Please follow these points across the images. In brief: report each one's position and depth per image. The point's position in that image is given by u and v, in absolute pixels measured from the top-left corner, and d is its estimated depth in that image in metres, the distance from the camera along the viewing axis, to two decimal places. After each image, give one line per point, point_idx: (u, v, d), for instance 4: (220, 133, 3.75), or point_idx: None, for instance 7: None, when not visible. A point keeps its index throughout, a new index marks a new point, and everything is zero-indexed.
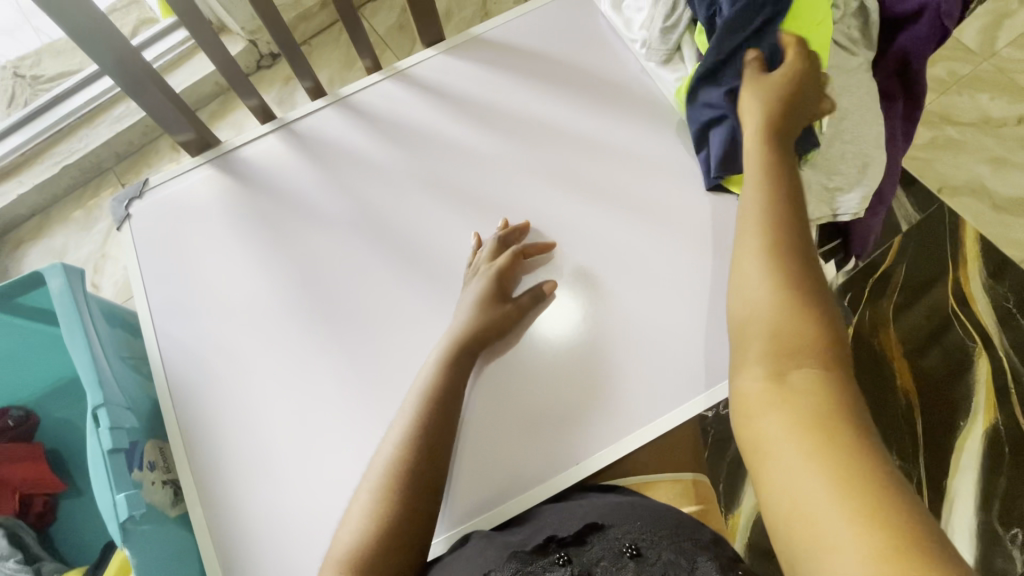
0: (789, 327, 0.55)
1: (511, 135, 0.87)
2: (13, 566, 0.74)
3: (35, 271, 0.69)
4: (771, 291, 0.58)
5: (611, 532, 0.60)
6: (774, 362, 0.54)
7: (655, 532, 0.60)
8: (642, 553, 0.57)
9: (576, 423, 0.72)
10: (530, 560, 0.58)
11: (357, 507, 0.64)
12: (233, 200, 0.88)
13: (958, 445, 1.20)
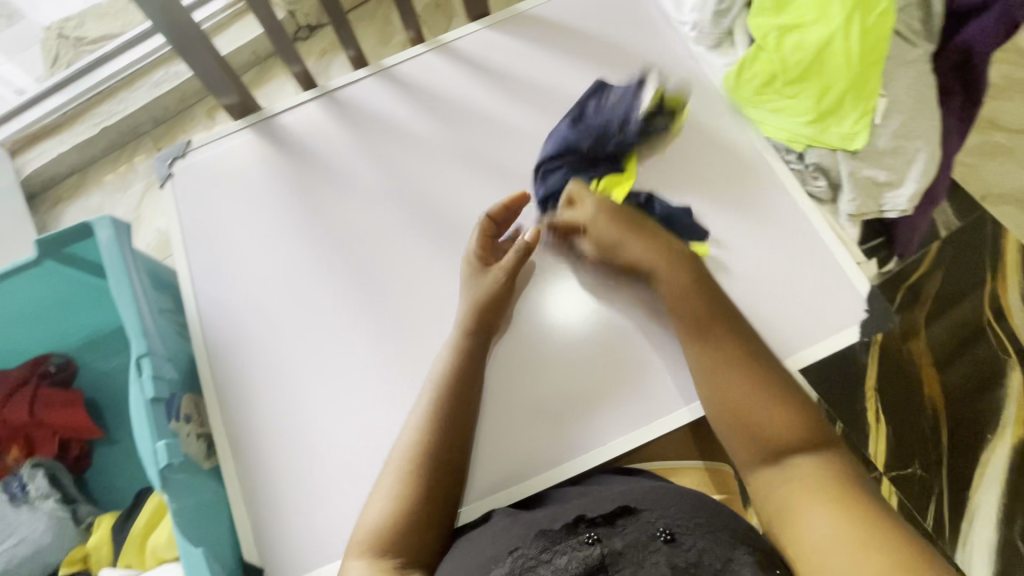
0: (762, 415, 0.61)
1: (552, 114, 0.86)
2: (53, 505, 0.76)
3: (84, 223, 0.70)
4: (740, 380, 0.63)
5: (644, 516, 0.58)
6: (765, 456, 0.61)
7: (691, 519, 0.58)
8: (677, 538, 0.55)
9: (598, 411, 0.72)
10: (558, 539, 0.57)
11: (384, 483, 0.66)
12: (273, 165, 0.89)
13: (982, 460, 1.17)
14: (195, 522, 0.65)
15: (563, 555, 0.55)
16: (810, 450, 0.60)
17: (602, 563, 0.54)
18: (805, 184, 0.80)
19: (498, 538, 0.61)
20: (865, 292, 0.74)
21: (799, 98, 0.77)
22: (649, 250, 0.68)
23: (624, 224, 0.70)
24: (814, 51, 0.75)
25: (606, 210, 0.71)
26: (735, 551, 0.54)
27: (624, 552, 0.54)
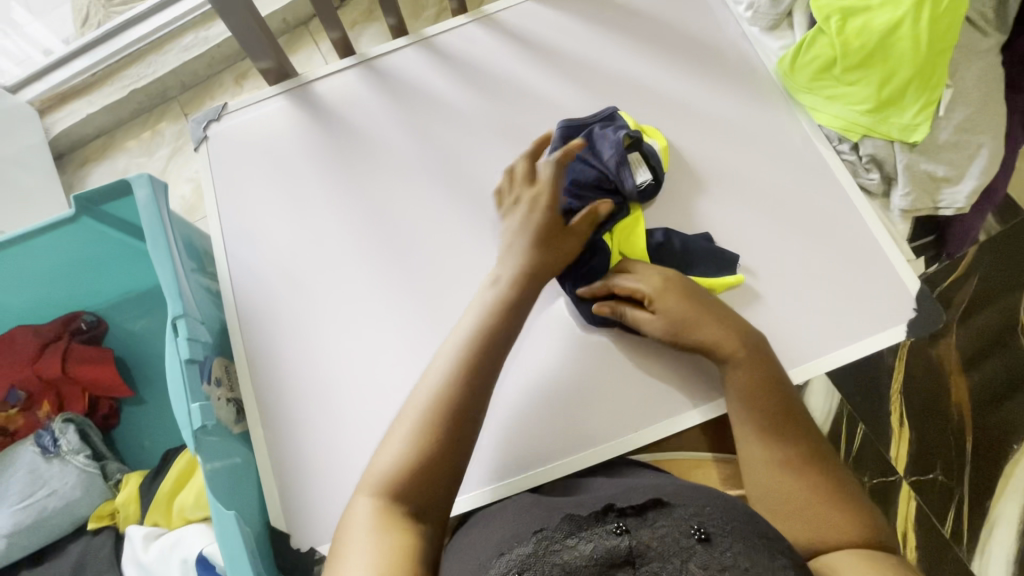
0: (805, 472, 0.58)
1: (596, 92, 0.84)
2: (83, 460, 0.77)
3: (122, 180, 0.70)
4: (782, 432, 0.59)
5: (678, 510, 0.53)
6: (806, 516, 0.56)
7: (726, 522, 0.51)
8: (712, 539, 0.50)
9: (623, 404, 0.71)
10: (584, 525, 0.52)
11: (399, 435, 0.58)
12: (309, 133, 0.87)
13: (1007, 468, 1.10)
14: (225, 484, 0.65)
15: (588, 543, 0.50)
16: (843, 500, 0.57)
17: (630, 557, 0.49)
18: (856, 176, 0.77)
19: (515, 526, 0.57)
20: (915, 291, 0.71)
21: (859, 85, 0.74)
22: (727, 338, 0.64)
23: (698, 309, 0.66)
24: (878, 38, 0.73)
25: (675, 289, 0.67)
26: (772, 556, 0.49)
27: (653, 547, 0.50)
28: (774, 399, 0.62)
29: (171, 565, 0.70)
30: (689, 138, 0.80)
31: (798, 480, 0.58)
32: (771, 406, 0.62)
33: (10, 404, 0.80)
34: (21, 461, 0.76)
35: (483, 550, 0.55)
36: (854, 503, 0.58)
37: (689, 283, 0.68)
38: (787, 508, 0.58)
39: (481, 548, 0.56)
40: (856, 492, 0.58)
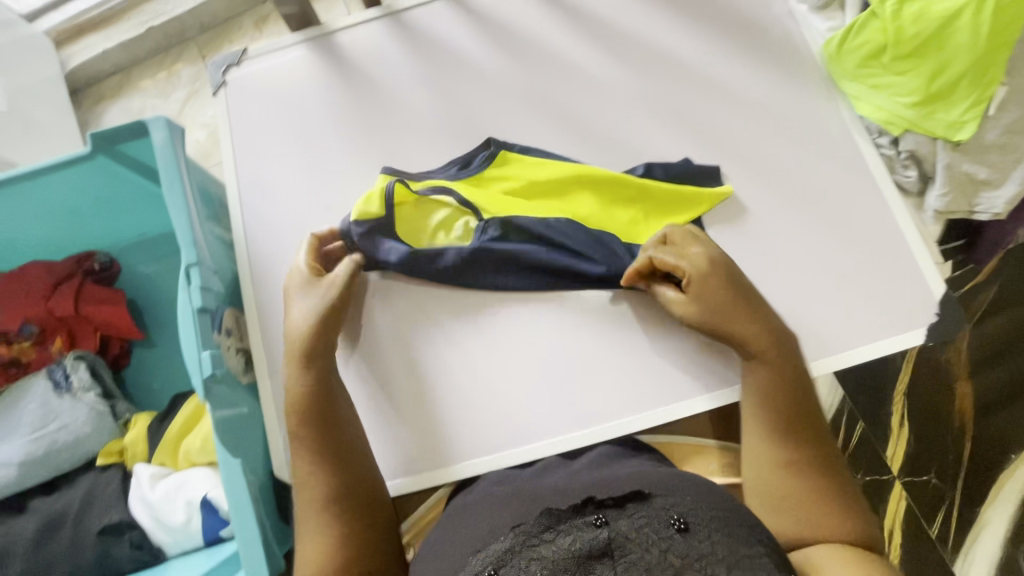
0: (798, 462, 0.57)
1: (629, 63, 0.81)
2: (93, 398, 0.78)
3: (139, 120, 0.69)
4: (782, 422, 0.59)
5: (656, 501, 0.50)
6: (793, 501, 0.56)
7: (706, 510, 0.49)
8: (690, 529, 0.47)
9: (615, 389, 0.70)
10: (564, 518, 0.49)
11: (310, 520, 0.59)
12: (330, 85, 0.84)
13: (1000, 478, 1.10)
14: (230, 434, 0.66)
15: (567, 536, 0.47)
16: (831, 498, 0.56)
17: (609, 548, 0.46)
18: (892, 172, 0.75)
19: (494, 518, 0.54)
20: (938, 296, 0.69)
21: (908, 76, 0.70)
22: (757, 333, 0.62)
23: (736, 297, 0.63)
24: (935, 26, 0.68)
25: (718, 272, 0.64)
26: (752, 549, 0.46)
27: (633, 538, 0.46)
28: (784, 395, 0.60)
29: (175, 506, 0.72)
30: (720, 120, 0.78)
31: (788, 477, 0.57)
32: (781, 405, 0.60)
33: (23, 336, 0.81)
34: (33, 394, 0.77)
35: (461, 545, 0.53)
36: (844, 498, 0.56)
37: (728, 263, 0.65)
38: (775, 501, 0.57)
39: (459, 542, 0.53)
40: (849, 492, 0.57)
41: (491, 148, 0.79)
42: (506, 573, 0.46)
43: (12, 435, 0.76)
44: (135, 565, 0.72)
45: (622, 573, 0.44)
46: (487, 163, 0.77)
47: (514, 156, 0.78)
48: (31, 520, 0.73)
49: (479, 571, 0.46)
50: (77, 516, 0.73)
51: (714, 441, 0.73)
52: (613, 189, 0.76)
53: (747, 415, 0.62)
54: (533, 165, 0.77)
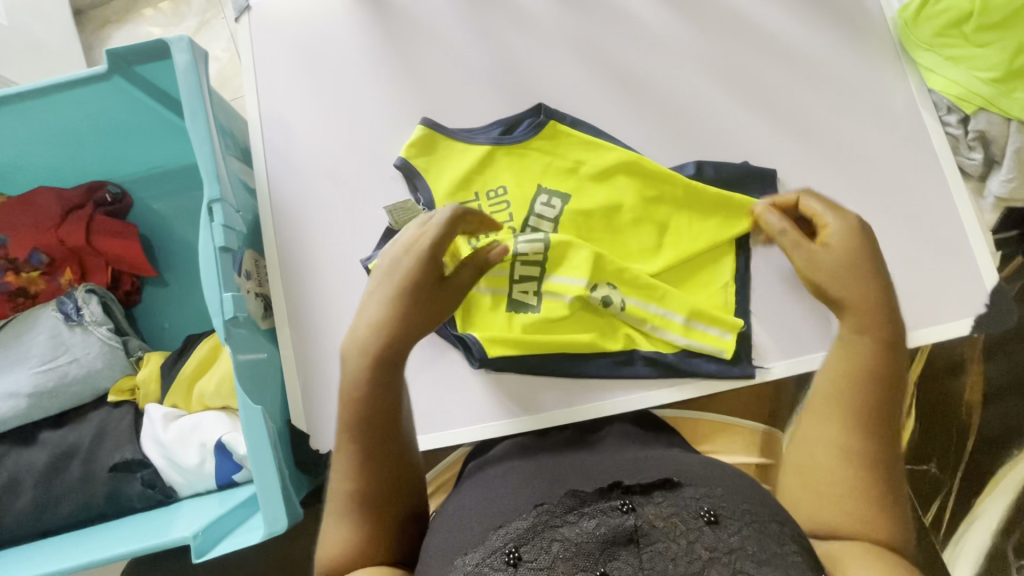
0: (858, 450, 0.44)
1: (688, 15, 0.75)
2: (104, 333, 0.75)
3: (161, 40, 0.64)
4: (857, 394, 0.45)
5: (687, 491, 0.45)
6: (831, 488, 0.44)
7: (739, 501, 0.44)
8: (721, 522, 0.42)
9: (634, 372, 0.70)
10: (588, 501, 0.45)
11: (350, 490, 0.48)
12: (363, 16, 0.78)
13: (997, 477, 1.04)
14: (251, 381, 0.64)
15: (591, 520, 0.43)
16: (886, 498, 0.43)
17: (634, 536, 0.42)
18: (956, 154, 0.71)
19: (512, 497, 0.48)
20: (992, 286, 0.67)
21: (992, 48, 0.68)
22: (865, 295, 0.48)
23: (867, 265, 0.50)
24: None
25: (864, 234, 0.52)
26: (784, 546, 0.41)
27: (660, 527, 0.43)
28: (879, 379, 0.45)
29: (189, 447, 0.70)
30: (783, 86, 0.72)
31: (855, 471, 0.43)
32: (865, 374, 0.45)
33: (31, 265, 0.77)
34: (43, 323, 0.75)
35: (473, 515, 0.47)
36: (897, 499, 0.43)
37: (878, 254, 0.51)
38: (819, 487, 0.44)
39: (474, 511, 0.48)
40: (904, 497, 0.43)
41: (539, 118, 0.72)
42: (525, 554, 0.42)
43: (20, 365, 0.73)
44: (146, 504, 0.70)
45: (647, 564, 0.41)
46: (531, 135, 0.71)
47: (564, 131, 0.71)
48: (42, 451, 0.71)
49: (496, 548, 0.42)
50: (88, 451, 0.71)
51: (759, 426, 0.70)
52: (657, 183, 0.70)
53: (817, 393, 0.48)
54: (577, 138, 0.71)
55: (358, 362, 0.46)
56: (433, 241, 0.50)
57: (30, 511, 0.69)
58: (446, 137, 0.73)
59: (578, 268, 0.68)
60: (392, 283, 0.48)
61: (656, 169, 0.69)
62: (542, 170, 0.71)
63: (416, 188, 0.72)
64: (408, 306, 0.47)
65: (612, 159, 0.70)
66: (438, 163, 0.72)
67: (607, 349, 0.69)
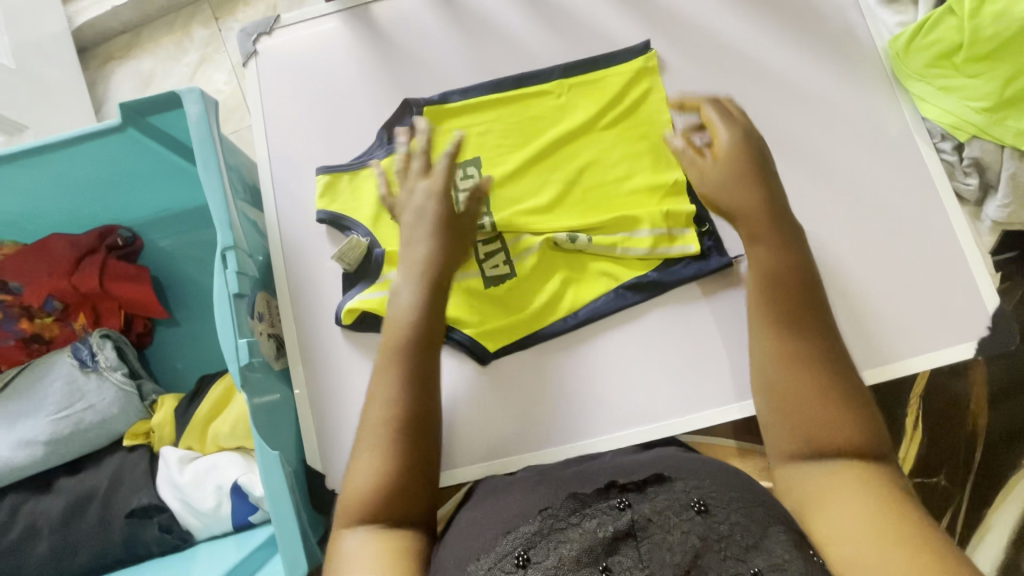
0: (790, 367, 0.51)
1: (685, 50, 0.77)
2: (120, 378, 0.76)
3: (172, 91, 0.65)
4: (764, 308, 0.55)
5: (677, 485, 0.48)
6: (793, 409, 0.50)
7: (726, 493, 0.47)
8: (710, 510, 0.44)
9: (647, 405, 0.69)
10: (588, 502, 0.47)
11: (366, 463, 0.50)
12: (367, 57, 0.80)
13: (1007, 488, 1.03)
14: (269, 417, 0.66)
15: (592, 520, 0.45)
16: (842, 387, 0.49)
17: (631, 531, 0.44)
18: (953, 180, 0.73)
19: (522, 504, 0.52)
20: (992, 309, 0.68)
21: (982, 79, 0.70)
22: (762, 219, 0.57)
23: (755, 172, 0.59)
24: (1017, 27, 0.67)
25: (745, 130, 0.61)
26: (771, 529, 0.43)
27: (655, 520, 0.44)
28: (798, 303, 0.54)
29: (206, 491, 0.70)
30: (778, 117, 0.74)
31: (808, 375, 0.50)
32: (779, 269, 0.55)
33: (46, 311, 0.78)
34: (58, 370, 0.76)
35: (487, 526, 0.50)
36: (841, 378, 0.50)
37: (758, 137, 0.62)
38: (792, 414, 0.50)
39: (485, 523, 0.51)
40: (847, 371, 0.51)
41: (414, 112, 0.76)
42: (534, 556, 0.43)
43: (36, 412, 0.74)
44: (163, 548, 0.71)
45: (646, 556, 0.42)
46: (415, 132, 0.75)
47: (441, 109, 0.76)
48: (58, 498, 0.72)
49: (505, 552, 0.44)
50: (105, 497, 0.72)
51: (733, 442, 0.79)
52: (589, 163, 0.74)
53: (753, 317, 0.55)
54: (568, 159, 0.74)
55: (415, 298, 0.58)
56: (445, 180, 0.63)
57: (48, 560, 0.70)
58: (343, 172, 0.75)
59: (536, 220, 0.72)
60: (426, 219, 0.62)
61: (538, 110, 0.76)
62: (445, 152, 0.75)
63: (349, 228, 0.74)
64: (444, 227, 0.61)
65: (495, 121, 0.75)
66: (348, 196, 0.75)
67: (596, 293, 0.71)
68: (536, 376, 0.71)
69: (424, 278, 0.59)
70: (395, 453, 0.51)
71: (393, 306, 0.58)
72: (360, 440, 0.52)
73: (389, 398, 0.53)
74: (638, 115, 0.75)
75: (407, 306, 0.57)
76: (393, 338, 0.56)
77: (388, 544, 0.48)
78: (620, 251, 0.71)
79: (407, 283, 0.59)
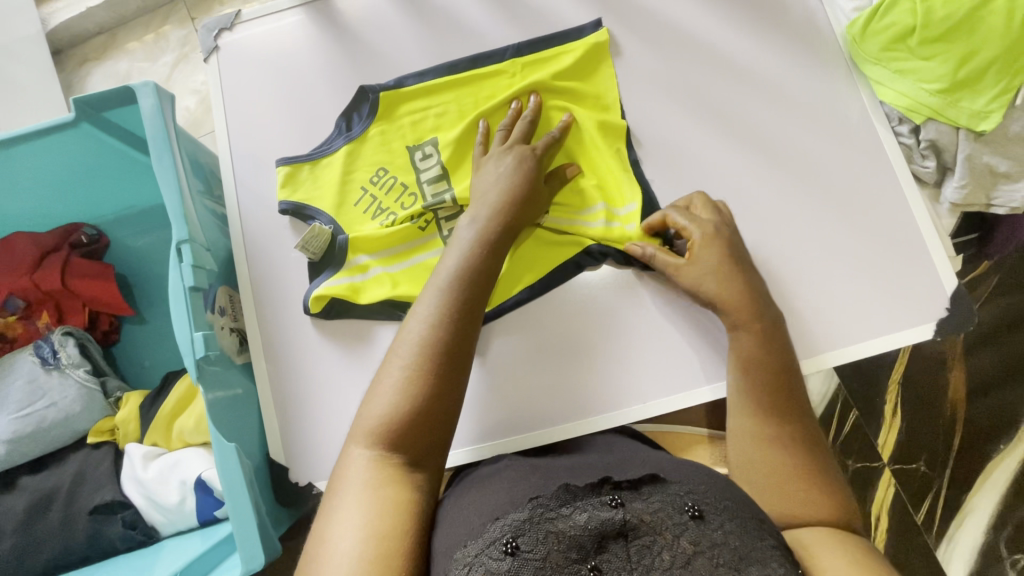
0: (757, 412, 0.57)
1: (644, 38, 0.77)
2: (83, 375, 0.76)
3: (125, 86, 0.65)
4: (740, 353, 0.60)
5: (672, 488, 0.48)
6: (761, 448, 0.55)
7: (720, 499, 0.47)
8: (704, 516, 0.45)
9: (610, 392, 0.69)
10: (581, 496, 0.46)
11: (388, 380, 0.52)
12: (328, 50, 0.80)
13: (985, 472, 1.03)
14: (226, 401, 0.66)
15: (583, 513, 0.45)
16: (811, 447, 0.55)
17: (623, 530, 0.44)
18: (911, 162, 0.73)
19: (509, 493, 0.52)
20: (951, 290, 0.68)
21: (935, 61, 0.69)
22: (754, 310, 0.61)
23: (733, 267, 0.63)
24: (966, 10, 0.68)
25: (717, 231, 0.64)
26: (763, 541, 0.44)
27: (648, 521, 0.44)
28: (776, 380, 0.58)
29: (169, 486, 0.70)
30: (739, 104, 0.74)
31: (782, 454, 0.54)
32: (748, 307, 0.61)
33: (9, 311, 0.78)
34: (20, 368, 0.76)
35: (474, 512, 0.50)
36: (807, 438, 0.55)
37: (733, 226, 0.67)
38: (762, 484, 0.53)
39: (472, 510, 0.51)
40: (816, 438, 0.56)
41: (370, 99, 0.76)
42: (523, 544, 0.43)
43: None
44: (128, 545, 0.71)
45: (636, 557, 0.43)
46: (371, 119, 0.75)
47: (396, 95, 0.76)
48: (21, 497, 0.72)
49: (493, 539, 0.44)
50: (68, 495, 0.71)
51: (706, 431, 0.76)
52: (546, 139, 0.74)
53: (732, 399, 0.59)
54: None
55: (473, 240, 0.61)
56: (541, 146, 0.69)
57: (11, 560, 0.69)
58: (303, 162, 0.75)
59: None
60: (504, 172, 0.67)
61: (491, 91, 0.76)
62: (404, 137, 0.75)
63: (312, 217, 0.74)
64: (520, 180, 0.66)
65: (451, 104, 0.76)
66: (310, 185, 0.75)
67: (561, 272, 0.72)
68: (501, 364, 0.71)
69: (491, 220, 0.62)
70: (426, 382, 0.52)
71: (454, 239, 0.62)
72: (389, 362, 0.54)
73: (426, 316, 0.55)
74: (594, 103, 0.75)
75: (466, 239, 0.61)
76: (449, 275, 0.58)
77: (390, 495, 0.48)
78: (578, 228, 0.72)
79: (471, 224, 0.63)
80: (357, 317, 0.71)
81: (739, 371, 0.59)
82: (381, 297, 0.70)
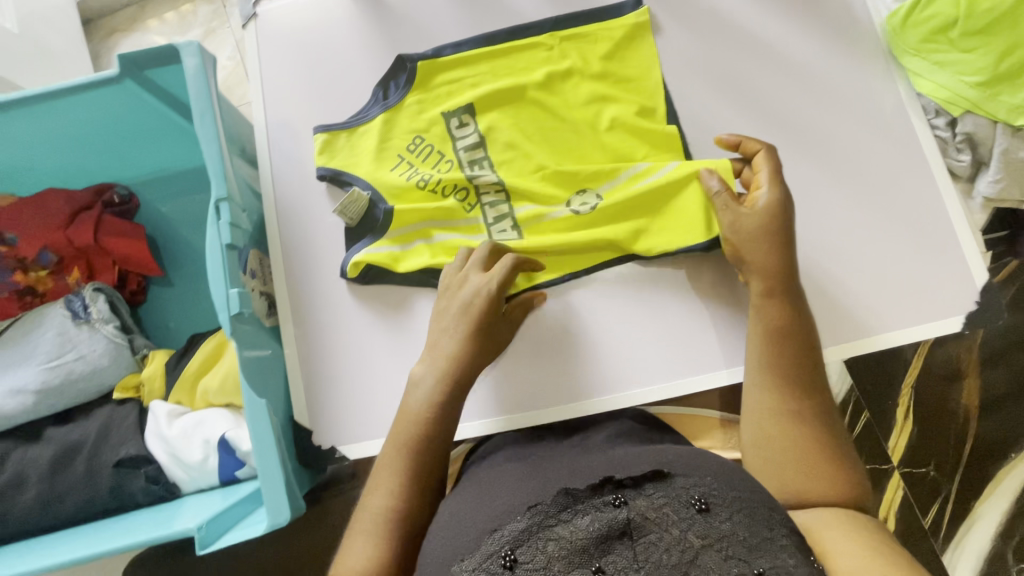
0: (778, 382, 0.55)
1: (683, 21, 0.77)
2: (112, 330, 0.77)
3: (170, 45, 0.66)
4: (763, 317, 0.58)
5: (676, 481, 0.46)
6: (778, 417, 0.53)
7: (726, 489, 0.45)
8: (711, 510, 0.43)
9: (635, 370, 0.69)
10: (579, 499, 0.44)
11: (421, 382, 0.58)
12: (365, 21, 0.80)
13: (997, 478, 1.03)
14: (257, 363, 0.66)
15: (583, 518, 0.43)
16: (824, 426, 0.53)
17: (627, 530, 0.42)
18: (945, 156, 0.73)
19: (512, 488, 0.50)
20: (980, 285, 0.68)
21: (977, 53, 0.69)
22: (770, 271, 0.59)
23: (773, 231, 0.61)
24: (1008, 4, 0.68)
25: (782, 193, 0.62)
26: (773, 531, 0.42)
27: (653, 518, 0.42)
28: (797, 360, 0.56)
29: (193, 443, 0.71)
30: (774, 91, 0.74)
31: (803, 432, 0.52)
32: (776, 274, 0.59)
33: (41, 264, 0.79)
34: (50, 321, 0.76)
35: (472, 516, 0.48)
36: (824, 417, 0.54)
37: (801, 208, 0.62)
38: (776, 463, 0.52)
39: (472, 512, 0.48)
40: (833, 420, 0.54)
41: (409, 68, 0.76)
42: (521, 556, 0.41)
43: (28, 362, 0.75)
44: (150, 499, 0.71)
45: (642, 556, 0.41)
46: (409, 88, 0.76)
47: (433, 66, 0.76)
48: (47, 448, 0.72)
49: (492, 553, 0.42)
50: (93, 447, 0.72)
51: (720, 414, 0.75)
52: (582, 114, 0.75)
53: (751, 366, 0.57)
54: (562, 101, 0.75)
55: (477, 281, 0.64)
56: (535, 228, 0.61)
57: (35, 508, 0.70)
58: (341, 131, 0.76)
59: (528, 168, 0.74)
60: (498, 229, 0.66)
61: (527, 65, 0.76)
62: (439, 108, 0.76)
63: (349, 184, 0.74)
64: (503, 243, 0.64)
65: (486, 75, 0.76)
66: (346, 152, 0.75)
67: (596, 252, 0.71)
68: (526, 339, 0.71)
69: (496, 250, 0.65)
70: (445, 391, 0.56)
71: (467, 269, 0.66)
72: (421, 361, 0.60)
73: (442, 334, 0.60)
74: (630, 83, 0.75)
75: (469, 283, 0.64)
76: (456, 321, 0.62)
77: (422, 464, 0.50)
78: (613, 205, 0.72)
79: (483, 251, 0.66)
80: (391, 284, 0.72)
81: (759, 348, 0.57)
82: (420, 266, 0.71)
